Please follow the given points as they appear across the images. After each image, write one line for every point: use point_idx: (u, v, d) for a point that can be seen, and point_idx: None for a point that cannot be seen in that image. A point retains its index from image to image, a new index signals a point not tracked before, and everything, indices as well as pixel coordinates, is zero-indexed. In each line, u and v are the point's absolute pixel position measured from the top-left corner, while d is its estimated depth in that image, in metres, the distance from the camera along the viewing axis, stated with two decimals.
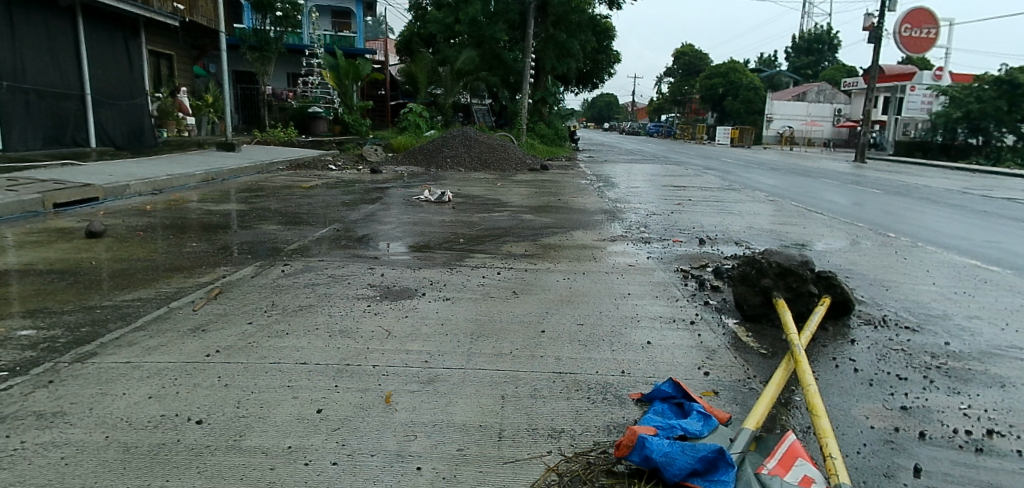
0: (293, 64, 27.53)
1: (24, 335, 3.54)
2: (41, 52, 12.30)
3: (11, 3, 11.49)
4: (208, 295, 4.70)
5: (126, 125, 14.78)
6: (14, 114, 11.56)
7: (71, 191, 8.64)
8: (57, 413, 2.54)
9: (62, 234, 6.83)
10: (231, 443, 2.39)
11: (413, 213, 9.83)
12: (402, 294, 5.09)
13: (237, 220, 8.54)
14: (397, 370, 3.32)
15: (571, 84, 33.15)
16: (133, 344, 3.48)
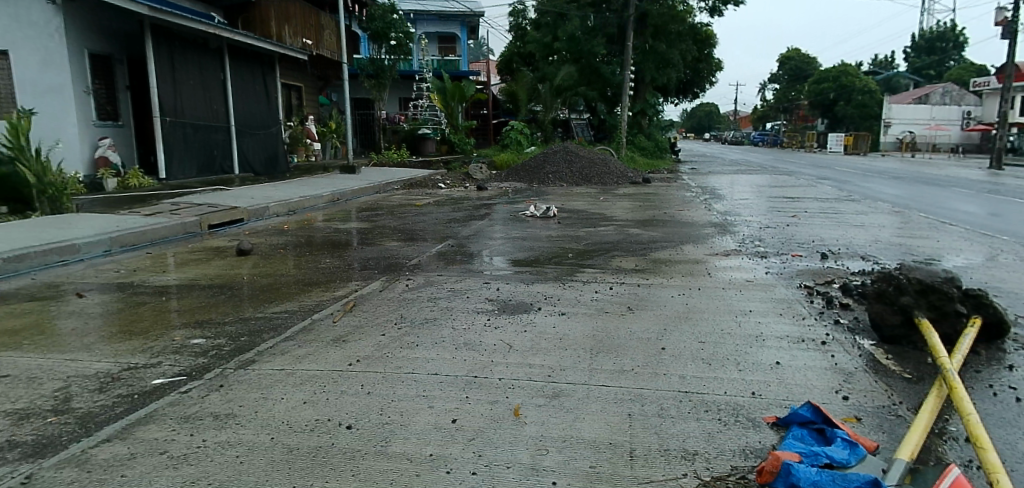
0: (404, 88, 28.89)
1: (197, 343, 3.98)
2: (196, 90, 13.78)
3: (172, 48, 12.99)
4: (344, 308, 5.05)
5: (263, 152, 16.21)
6: (174, 146, 13.01)
7: (222, 213, 9.60)
8: (229, 415, 2.83)
9: (217, 252, 7.61)
10: (378, 448, 2.55)
11: (520, 229, 10.01)
12: (518, 308, 5.20)
13: (361, 237, 9.09)
14: (523, 383, 3.40)
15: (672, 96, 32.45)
16: (284, 353, 3.80)
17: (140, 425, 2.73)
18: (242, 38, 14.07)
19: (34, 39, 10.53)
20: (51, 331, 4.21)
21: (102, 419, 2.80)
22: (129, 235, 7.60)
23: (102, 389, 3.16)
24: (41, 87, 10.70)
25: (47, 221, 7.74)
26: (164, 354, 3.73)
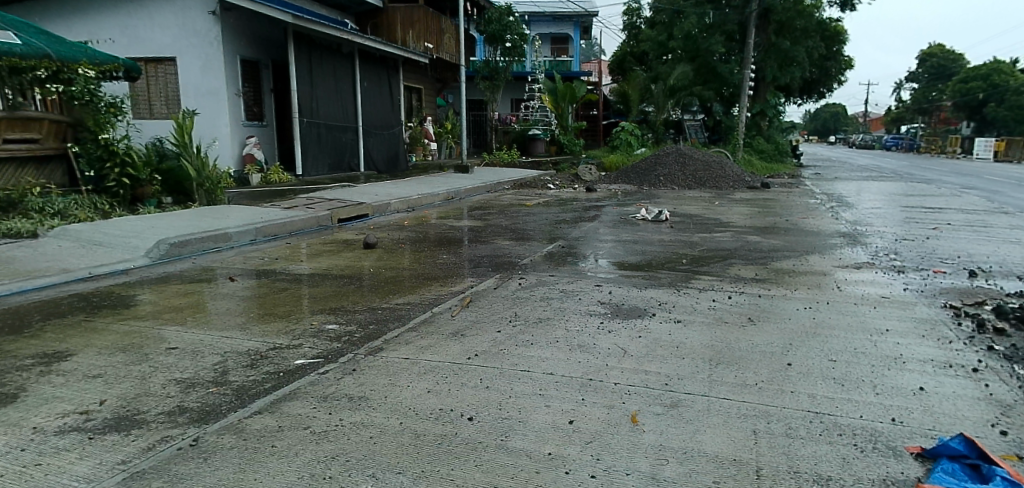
0: (518, 90, 29.26)
1: (332, 328, 4.28)
2: (330, 93, 14.76)
3: (311, 54, 13.99)
4: (461, 303, 5.21)
5: (387, 151, 17.09)
6: (309, 144, 14.02)
7: (349, 208, 10.23)
8: (362, 398, 3.03)
9: (345, 244, 8.12)
10: (499, 442, 2.62)
11: (631, 232, 9.85)
12: (632, 313, 5.12)
13: (475, 235, 9.34)
14: (640, 390, 3.34)
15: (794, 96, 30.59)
16: (409, 343, 3.99)
17: (285, 401, 2.98)
18: (371, 43, 14.90)
19: (198, 46, 12.30)
20: (208, 311, 4.69)
21: (254, 392, 3.09)
22: (271, 226, 8.30)
23: (253, 365, 3.48)
24: (201, 89, 12.46)
25: (205, 212, 8.61)
26: (303, 337, 4.05)
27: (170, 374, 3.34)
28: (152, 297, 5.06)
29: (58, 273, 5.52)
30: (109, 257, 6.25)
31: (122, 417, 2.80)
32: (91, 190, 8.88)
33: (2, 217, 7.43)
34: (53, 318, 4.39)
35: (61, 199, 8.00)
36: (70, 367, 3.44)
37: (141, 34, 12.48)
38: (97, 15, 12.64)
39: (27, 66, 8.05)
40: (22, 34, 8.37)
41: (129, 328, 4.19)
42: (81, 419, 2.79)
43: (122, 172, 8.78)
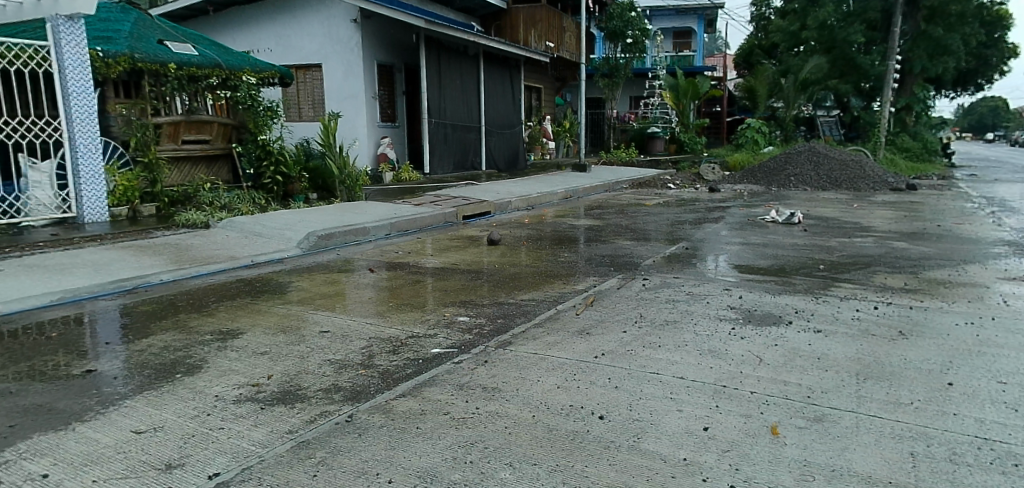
0: (638, 87, 28.68)
1: (463, 320, 4.46)
2: (457, 93, 15.26)
3: (439, 56, 14.53)
4: (585, 301, 5.22)
5: (508, 150, 17.44)
6: (437, 144, 14.61)
7: (473, 205, 10.56)
8: (495, 388, 3.15)
9: (470, 240, 8.39)
10: (632, 443, 2.61)
11: (760, 234, 9.36)
12: (766, 319, 4.86)
13: (596, 234, 9.29)
14: (779, 400, 3.19)
15: (947, 88, 27.62)
16: (536, 338, 4.07)
17: (426, 386, 3.17)
18: (495, 44, 15.27)
19: (341, 53, 13.23)
20: (350, 298, 5.05)
21: (398, 376, 3.31)
22: (403, 221, 8.75)
23: (394, 351, 3.73)
24: (343, 93, 13.39)
25: (345, 207, 9.25)
26: (438, 327, 4.25)
27: (325, 355, 3.65)
28: (303, 284, 5.53)
29: (227, 260, 6.17)
30: (266, 246, 6.90)
31: (286, 392, 3.11)
32: (250, 187, 9.82)
33: (181, 210, 8.40)
34: (224, 300, 4.92)
35: (227, 194, 8.91)
36: (241, 344, 3.85)
37: (293, 43, 13.70)
38: (257, 27, 14.02)
39: (202, 75, 9.10)
40: (198, 46, 9.44)
41: (287, 311, 4.62)
42: (254, 391, 3.13)
43: (276, 171, 9.62)
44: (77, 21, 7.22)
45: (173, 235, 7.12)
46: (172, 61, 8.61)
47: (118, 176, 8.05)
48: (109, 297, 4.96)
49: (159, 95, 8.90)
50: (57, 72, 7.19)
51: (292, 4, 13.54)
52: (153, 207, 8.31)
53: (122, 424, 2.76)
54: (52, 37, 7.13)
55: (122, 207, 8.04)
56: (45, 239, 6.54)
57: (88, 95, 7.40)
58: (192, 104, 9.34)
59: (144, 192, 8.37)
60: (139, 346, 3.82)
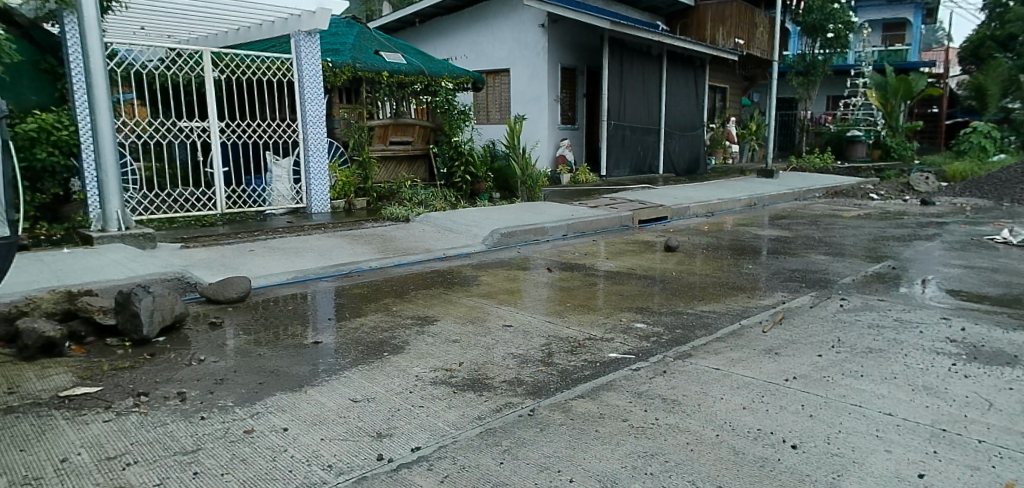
0: (838, 86, 26.13)
1: (640, 327, 4.42)
2: (638, 95, 15.05)
3: (622, 58, 14.43)
4: (773, 318, 4.91)
5: (688, 153, 16.89)
6: (614, 145, 14.59)
7: (651, 210, 10.39)
8: (676, 401, 3.09)
9: (647, 246, 8.27)
10: (829, 479, 2.42)
11: (988, 257, 8.07)
12: (997, 358, 4.18)
13: (784, 247, 8.66)
14: (1015, 454, 2.75)
15: None
16: (719, 352, 3.92)
17: (605, 390, 3.20)
18: (682, 44, 14.80)
19: (529, 58, 13.71)
20: (529, 296, 5.24)
21: (577, 377, 3.39)
22: (581, 223, 8.88)
23: (573, 351, 3.81)
24: (528, 96, 13.87)
25: (525, 207, 9.60)
26: (615, 331, 4.26)
27: (508, 348, 3.84)
28: (488, 279, 5.84)
29: (423, 252, 6.71)
30: (455, 241, 7.39)
31: (475, 380, 3.33)
32: (443, 185, 10.56)
33: (385, 204, 9.28)
34: (420, 288, 5.37)
35: (423, 191, 9.68)
36: (436, 330, 4.19)
37: (486, 49, 14.50)
38: (454, 36, 15.04)
39: (408, 81, 9.99)
40: (407, 55, 10.42)
41: (474, 303, 4.92)
42: (447, 375, 3.40)
43: (466, 170, 10.34)
44: (313, 36, 8.33)
45: (379, 227, 7.93)
46: (385, 69, 9.53)
47: (338, 173, 9.17)
48: (328, 279, 5.67)
49: (373, 100, 9.91)
50: (297, 80, 8.39)
51: (486, 13, 14.32)
52: (364, 201, 9.30)
53: (340, 392, 3.16)
54: (295, 50, 8.31)
55: (340, 200, 9.13)
56: (282, 225, 7.64)
57: (319, 101, 8.52)
58: (399, 108, 10.26)
59: (357, 187, 9.39)
60: (352, 324, 4.32)
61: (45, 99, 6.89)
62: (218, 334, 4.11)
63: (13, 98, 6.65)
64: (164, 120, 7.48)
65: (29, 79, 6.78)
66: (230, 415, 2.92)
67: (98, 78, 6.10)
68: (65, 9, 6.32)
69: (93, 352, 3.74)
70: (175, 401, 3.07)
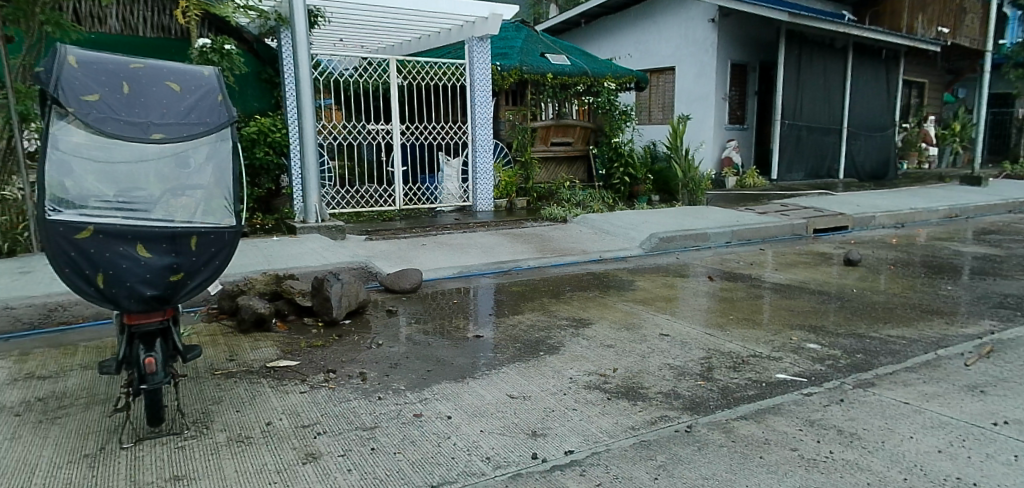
0: None
1: (813, 348, 4.08)
2: (818, 92, 13.86)
3: (800, 53, 13.37)
4: (979, 350, 4.27)
5: (874, 157, 15.26)
6: (787, 147, 13.60)
7: (828, 218, 9.55)
8: (854, 435, 2.82)
9: (822, 258, 7.61)
10: None
11: None
12: None
13: (994, 267, 7.51)
14: None
15: None
16: (907, 384, 3.51)
17: (770, 414, 3.01)
18: (873, 35, 13.36)
19: (696, 55, 13.22)
20: (687, 304, 5.07)
21: (739, 396, 3.22)
22: (747, 231, 8.40)
23: (735, 368, 3.62)
24: (693, 96, 13.39)
25: (687, 211, 9.28)
26: (783, 350, 3.99)
27: (666, 358, 3.75)
28: (644, 284, 5.73)
29: (580, 254, 6.76)
30: (612, 244, 7.34)
31: (630, 388, 3.30)
32: (601, 186, 10.55)
33: (545, 205, 9.48)
34: (576, 290, 5.42)
35: (582, 192, 9.75)
36: (591, 333, 4.21)
37: (652, 47, 14.22)
38: (620, 36, 14.93)
39: (572, 83, 10.07)
40: (571, 56, 10.50)
41: (629, 308, 4.87)
42: (601, 380, 3.40)
43: (625, 172, 10.23)
44: (486, 41, 8.76)
45: (539, 226, 8.11)
46: (550, 71, 9.68)
47: (502, 173, 9.50)
48: (490, 276, 5.91)
49: (537, 102, 10.09)
50: (468, 84, 8.89)
51: (653, 10, 14.03)
52: (524, 200, 9.57)
53: (500, 387, 3.29)
54: (468, 56, 8.82)
55: (503, 199, 9.47)
56: (450, 222, 8.11)
57: (487, 103, 8.98)
58: (561, 109, 10.37)
59: (519, 187, 9.69)
60: (512, 321, 4.48)
61: (264, 105, 8.00)
62: (393, 321, 4.48)
63: (241, 105, 7.81)
64: (356, 123, 8.32)
65: (253, 88, 7.91)
66: (402, 398, 3.17)
67: (305, 86, 6.91)
68: (283, 25, 7.26)
69: (293, 330, 4.26)
70: (358, 380, 3.40)
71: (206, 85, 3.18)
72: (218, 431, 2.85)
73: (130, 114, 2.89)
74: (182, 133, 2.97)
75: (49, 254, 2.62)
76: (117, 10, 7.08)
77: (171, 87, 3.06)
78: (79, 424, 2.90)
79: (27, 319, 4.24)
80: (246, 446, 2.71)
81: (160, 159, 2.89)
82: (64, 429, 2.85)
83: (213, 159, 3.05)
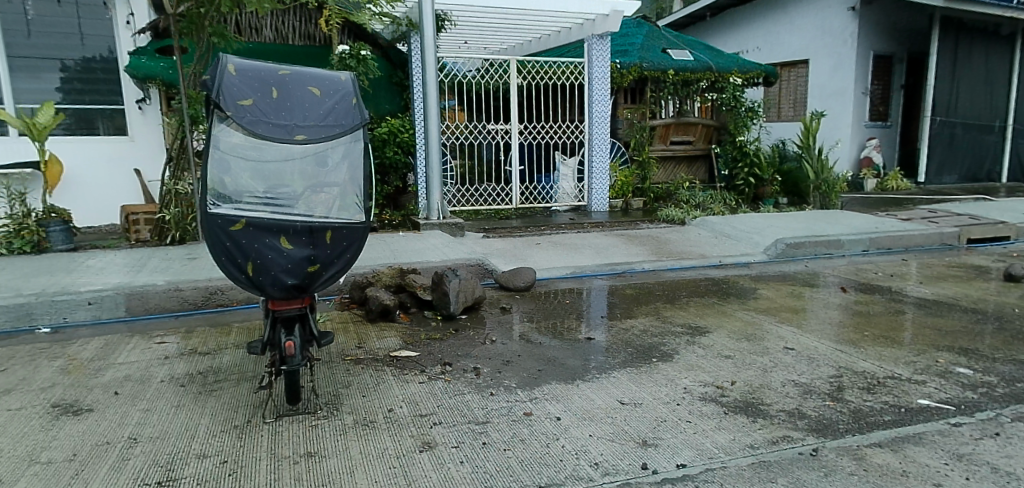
0: None
1: (963, 373, 3.69)
2: (977, 85, 12.44)
3: (958, 41, 12.06)
4: None
5: None
6: (938, 147, 12.33)
7: (986, 227, 8.55)
8: (1012, 475, 2.52)
9: (978, 271, 6.83)
10: None
11: None
12: None
13: None
14: None
15: None
16: None
17: (909, 443, 2.77)
18: None
19: (832, 47, 12.32)
20: (816, 317, 4.75)
21: (873, 421, 2.99)
22: (888, 239, 7.72)
23: (870, 390, 3.36)
24: (829, 91, 12.48)
25: (819, 215, 8.69)
26: (927, 373, 3.63)
27: (789, 374, 3.54)
28: (768, 293, 5.44)
29: (699, 258, 6.54)
30: (734, 249, 7.02)
31: (749, 403, 3.16)
32: (723, 187, 10.14)
33: (662, 206, 9.29)
34: (693, 296, 5.25)
35: (702, 194, 9.43)
36: (708, 342, 4.07)
37: (782, 40, 13.39)
38: (748, 29, 14.19)
39: (694, 79, 9.72)
40: (694, 51, 10.14)
41: (750, 318, 4.65)
42: (718, 392, 3.28)
43: (750, 172, 9.75)
44: (605, 38, 8.70)
45: (656, 228, 7.93)
46: (672, 67, 9.40)
47: (619, 173, 9.38)
48: (604, 277, 5.87)
49: (657, 100, 9.84)
50: (587, 83, 8.87)
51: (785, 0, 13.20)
52: (641, 201, 9.41)
53: (611, 392, 3.27)
54: (587, 53, 8.77)
55: (618, 200, 9.37)
56: (564, 221, 8.14)
57: (605, 102, 8.91)
58: (682, 106, 10.05)
59: (635, 187, 9.53)
60: (625, 325, 4.42)
61: (394, 107, 8.36)
62: (507, 318, 4.57)
63: (374, 107, 8.20)
64: (477, 123, 8.56)
65: (384, 91, 8.25)
66: (514, 395, 3.24)
67: (430, 88, 7.21)
68: (412, 30, 7.66)
69: (414, 321, 4.49)
70: (472, 375, 3.51)
71: (342, 90, 3.41)
72: (346, 413, 3.07)
73: (278, 117, 3.17)
74: (322, 134, 3.22)
75: (210, 245, 2.94)
76: (270, 20, 7.78)
77: (312, 91, 3.31)
78: (231, 398, 3.23)
79: (191, 300, 4.78)
80: (370, 430, 2.89)
81: (302, 158, 3.15)
82: (219, 401, 3.19)
83: (347, 158, 3.26)
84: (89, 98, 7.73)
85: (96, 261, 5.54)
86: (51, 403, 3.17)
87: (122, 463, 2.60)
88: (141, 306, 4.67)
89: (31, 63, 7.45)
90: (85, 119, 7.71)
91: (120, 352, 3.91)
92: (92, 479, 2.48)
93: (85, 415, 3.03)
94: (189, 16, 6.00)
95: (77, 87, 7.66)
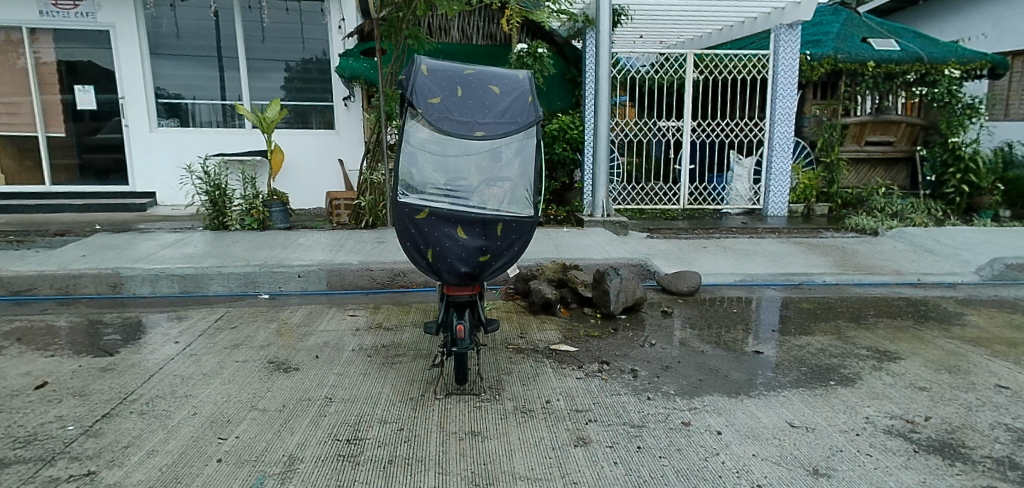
0: None
1: None
2: None
3: None
4: None
5: None
6: None
7: None
8: None
9: None
10: None
11: None
12: None
13: None
14: None
15: None
16: None
17: None
18: None
19: None
20: None
21: None
22: None
23: None
24: None
25: None
26: None
27: (1001, 417, 3.08)
28: (979, 320, 4.73)
29: (891, 274, 5.87)
30: (937, 266, 6.19)
31: (945, 444, 2.80)
32: (928, 195, 9.03)
33: (851, 213, 8.49)
34: (884, 316, 4.74)
35: (901, 201, 8.46)
36: (899, 370, 3.67)
37: (1014, 22, 11.11)
38: (972, 12, 12.06)
39: (899, 71, 8.71)
40: (902, 40, 9.07)
41: (953, 348, 4.09)
42: (908, 427, 2.95)
43: (964, 178, 8.53)
44: (795, 27, 8.08)
45: (842, 238, 7.25)
46: (872, 59, 8.50)
47: (801, 175, 8.71)
48: (779, 288, 5.52)
49: (852, 95, 8.98)
50: (770, 76, 8.32)
51: None
52: (826, 207, 8.69)
53: (779, 412, 3.08)
54: (774, 44, 8.23)
55: (799, 204, 8.70)
56: (736, 225, 7.75)
57: (791, 97, 8.30)
58: (882, 103, 9.10)
59: (820, 191, 8.79)
60: (799, 342, 4.12)
61: (565, 103, 8.47)
62: (668, 322, 4.49)
63: (546, 103, 8.39)
64: (648, 120, 8.40)
65: (557, 87, 8.41)
66: (672, 402, 3.18)
67: (603, 84, 7.22)
68: (588, 26, 7.73)
69: (574, 317, 4.56)
70: (629, 376, 3.51)
71: (520, 88, 3.55)
72: (507, 399, 3.22)
73: (461, 115, 3.38)
74: (498, 131, 3.38)
75: (397, 229, 3.22)
76: (458, 22, 8.29)
77: (493, 90, 3.49)
78: (408, 371, 3.55)
79: (379, 279, 5.29)
80: (529, 418, 3.01)
81: (480, 153, 3.33)
82: (398, 374, 3.51)
83: (520, 154, 3.39)
84: (304, 96, 8.80)
85: (305, 239, 6.32)
86: (267, 359, 3.71)
87: (320, 418, 2.98)
88: (339, 282, 5.27)
89: (263, 64, 8.65)
90: (302, 113, 8.80)
91: (322, 321, 4.46)
92: (297, 429, 2.86)
93: (293, 373, 3.50)
94: (390, 20, 6.61)
95: (298, 85, 8.76)
